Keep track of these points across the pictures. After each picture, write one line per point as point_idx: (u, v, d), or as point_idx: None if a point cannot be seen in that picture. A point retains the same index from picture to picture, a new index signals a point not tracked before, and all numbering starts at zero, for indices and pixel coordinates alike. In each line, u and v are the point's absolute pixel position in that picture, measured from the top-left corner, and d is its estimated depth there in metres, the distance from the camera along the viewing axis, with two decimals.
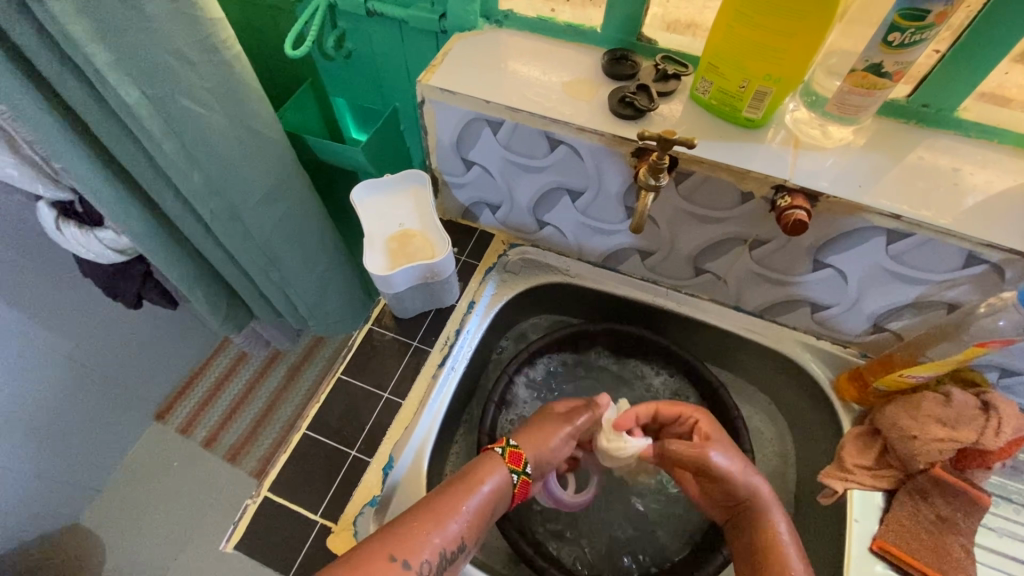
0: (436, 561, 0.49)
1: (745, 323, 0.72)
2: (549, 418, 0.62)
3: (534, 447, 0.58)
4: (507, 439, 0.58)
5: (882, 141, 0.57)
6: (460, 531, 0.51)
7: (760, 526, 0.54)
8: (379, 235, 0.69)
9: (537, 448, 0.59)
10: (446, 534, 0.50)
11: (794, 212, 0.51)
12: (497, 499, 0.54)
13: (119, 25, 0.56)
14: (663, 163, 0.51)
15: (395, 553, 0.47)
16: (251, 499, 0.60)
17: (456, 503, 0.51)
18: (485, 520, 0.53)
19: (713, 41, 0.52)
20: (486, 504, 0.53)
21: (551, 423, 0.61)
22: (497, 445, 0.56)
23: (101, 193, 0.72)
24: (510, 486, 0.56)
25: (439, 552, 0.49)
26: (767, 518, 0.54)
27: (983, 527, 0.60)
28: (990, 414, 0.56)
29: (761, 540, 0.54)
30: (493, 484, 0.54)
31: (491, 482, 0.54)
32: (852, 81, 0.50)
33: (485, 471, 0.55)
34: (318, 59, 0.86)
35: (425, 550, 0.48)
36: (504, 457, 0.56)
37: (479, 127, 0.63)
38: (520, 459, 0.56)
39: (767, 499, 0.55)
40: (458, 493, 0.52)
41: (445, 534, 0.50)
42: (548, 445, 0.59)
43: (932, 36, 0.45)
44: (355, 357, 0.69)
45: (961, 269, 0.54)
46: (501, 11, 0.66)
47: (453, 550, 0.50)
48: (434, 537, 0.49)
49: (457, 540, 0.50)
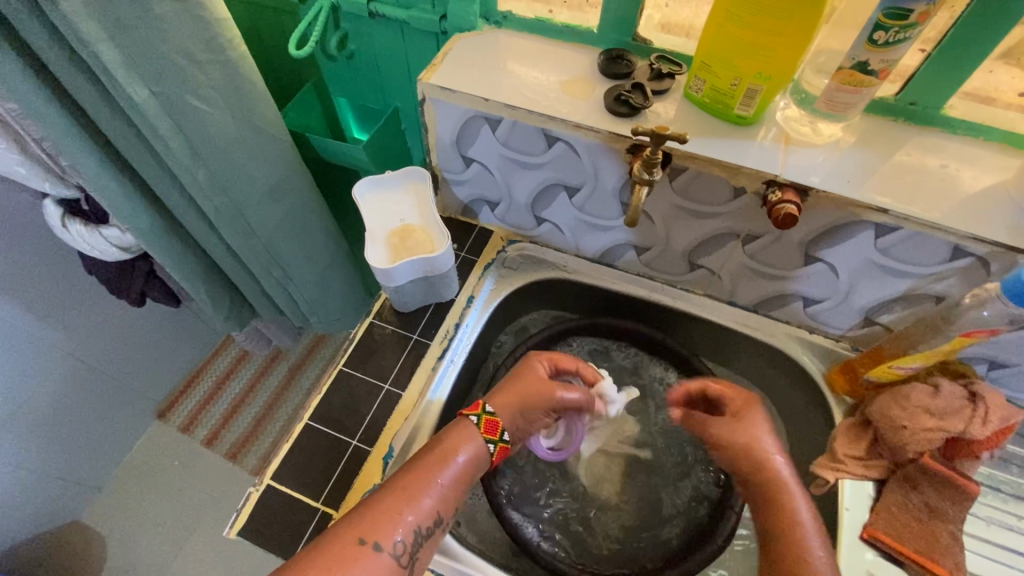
0: (411, 540, 0.49)
1: (740, 317, 0.73)
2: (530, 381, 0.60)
3: (512, 410, 0.57)
4: (482, 407, 0.56)
5: (870, 138, 0.58)
6: (434, 506, 0.51)
7: (783, 512, 0.51)
8: (380, 230, 0.71)
9: (518, 410, 0.58)
10: (419, 510, 0.50)
11: (784, 207, 0.53)
12: (473, 468, 0.54)
13: (129, 24, 0.57)
14: (657, 158, 0.52)
15: (365, 537, 0.47)
16: (254, 486, 0.61)
17: (428, 475, 0.51)
18: (462, 490, 0.54)
19: (706, 41, 0.54)
20: (462, 476, 0.53)
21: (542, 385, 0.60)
22: (473, 415, 0.55)
23: (108, 190, 0.74)
24: (484, 454, 0.55)
25: (413, 529, 0.49)
26: (788, 499, 0.51)
27: (971, 515, 0.61)
28: (978, 406, 0.57)
29: (783, 524, 0.50)
30: (468, 453, 0.54)
31: (465, 453, 0.54)
32: (839, 79, 0.51)
33: (457, 440, 0.54)
34: (320, 59, 0.88)
35: (398, 529, 0.48)
36: (479, 427, 0.55)
37: (479, 124, 0.65)
38: (495, 427, 0.56)
39: (788, 484, 0.52)
40: (432, 467, 0.52)
41: (418, 511, 0.50)
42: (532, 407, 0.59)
43: (915, 35, 0.46)
44: (357, 350, 0.70)
45: (946, 262, 0.55)
46: (501, 13, 0.68)
47: (428, 526, 0.50)
48: (407, 516, 0.49)
49: (432, 515, 0.50)
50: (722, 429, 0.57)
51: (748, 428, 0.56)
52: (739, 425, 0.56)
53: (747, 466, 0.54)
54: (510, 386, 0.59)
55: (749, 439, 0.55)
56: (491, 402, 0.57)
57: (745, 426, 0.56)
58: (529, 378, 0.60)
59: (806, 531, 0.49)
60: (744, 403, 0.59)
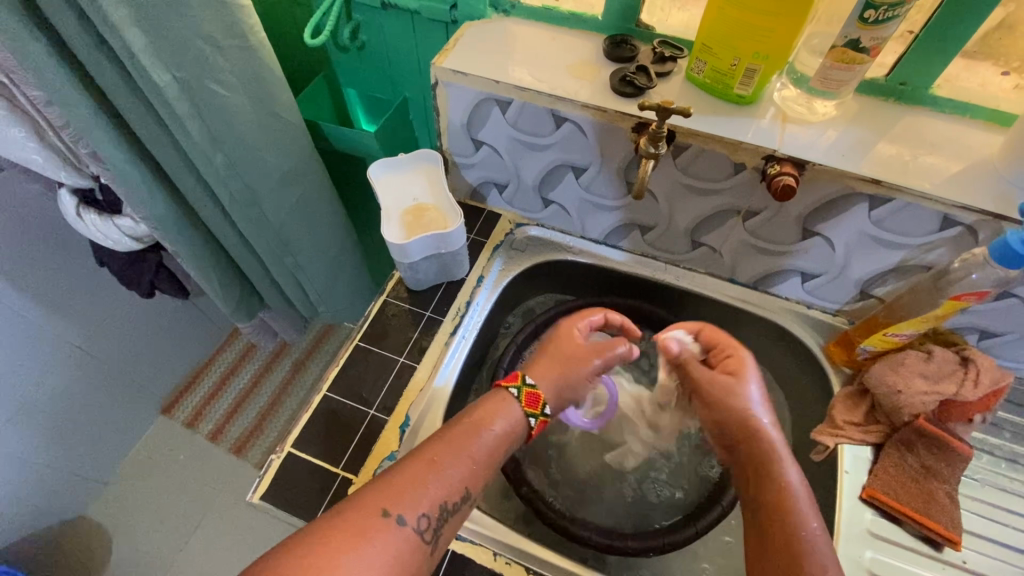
0: (436, 515, 0.47)
1: (740, 293, 0.76)
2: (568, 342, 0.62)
3: (547, 377, 0.58)
4: (521, 379, 0.57)
5: (862, 116, 0.61)
6: (461, 481, 0.49)
7: (770, 478, 0.51)
8: (395, 210, 0.74)
9: (552, 376, 0.58)
10: (446, 485, 0.48)
11: (783, 179, 0.56)
12: (506, 440, 0.53)
13: (155, 10, 0.60)
14: (663, 132, 0.55)
15: (389, 509, 0.45)
16: (276, 454, 0.63)
17: (460, 446, 0.50)
18: (494, 464, 0.52)
19: (707, 23, 0.57)
20: (494, 447, 0.52)
21: (576, 350, 0.61)
22: (513, 386, 0.55)
23: (127, 175, 0.76)
24: (524, 428, 0.55)
25: (438, 504, 0.47)
26: (779, 469, 0.51)
27: (966, 477, 0.64)
28: (969, 368, 0.60)
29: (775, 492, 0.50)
30: (503, 423, 0.53)
31: (500, 424, 0.53)
32: (833, 57, 0.54)
33: (493, 410, 0.54)
34: (332, 51, 0.91)
35: (422, 504, 0.46)
36: (520, 400, 0.55)
37: (489, 107, 0.68)
38: (536, 401, 0.56)
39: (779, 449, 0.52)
40: (465, 434, 0.51)
41: (444, 485, 0.48)
42: (568, 376, 0.59)
43: (903, 13, 0.49)
44: (372, 327, 0.73)
45: (937, 232, 0.58)
46: (509, 1, 0.71)
47: (455, 502, 0.48)
48: (434, 489, 0.47)
49: (459, 490, 0.48)
50: (715, 387, 0.58)
51: (739, 388, 0.57)
52: (733, 385, 0.57)
53: (739, 429, 0.55)
54: (545, 358, 0.61)
55: (739, 398, 0.56)
56: (530, 374, 0.58)
57: (739, 386, 0.57)
58: (565, 344, 0.61)
59: (799, 504, 0.49)
60: (736, 361, 0.59)
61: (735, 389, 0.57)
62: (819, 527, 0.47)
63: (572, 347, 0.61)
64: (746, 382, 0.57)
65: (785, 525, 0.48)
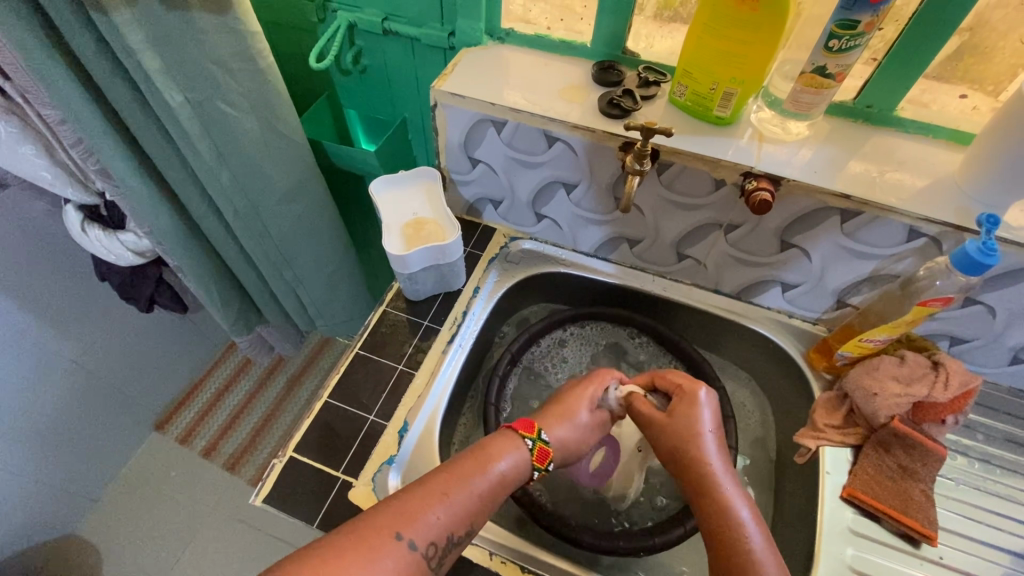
0: (442, 543, 0.48)
1: (723, 303, 0.80)
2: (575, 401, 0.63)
3: (559, 430, 0.59)
4: (537, 432, 0.57)
5: (833, 136, 0.66)
6: (468, 514, 0.50)
7: (719, 510, 0.52)
8: (396, 223, 0.77)
9: (565, 431, 0.59)
10: (454, 516, 0.49)
11: (759, 193, 0.60)
12: (511, 481, 0.54)
13: (171, 37, 0.64)
14: (647, 150, 0.59)
15: (401, 531, 0.46)
16: (277, 458, 0.65)
17: (468, 480, 0.51)
18: (496, 500, 0.53)
19: (687, 51, 0.62)
20: (499, 486, 0.53)
21: (576, 408, 0.62)
22: (529, 438, 0.55)
23: (136, 192, 0.78)
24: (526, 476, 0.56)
25: (445, 533, 0.48)
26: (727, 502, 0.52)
27: (942, 477, 0.67)
28: (940, 371, 0.64)
29: (723, 526, 0.51)
30: (509, 463, 0.54)
31: (507, 462, 0.54)
32: (803, 82, 0.59)
33: (501, 450, 0.54)
34: (335, 74, 0.95)
35: (430, 530, 0.47)
36: (532, 453, 0.56)
37: (485, 127, 0.72)
38: (545, 458, 0.56)
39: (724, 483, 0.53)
40: (473, 468, 0.52)
41: (452, 514, 0.49)
42: (571, 430, 0.60)
43: (864, 43, 0.54)
44: (371, 336, 0.75)
45: (905, 243, 0.62)
46: (504, 30, 0.76)
47: (460, 534, 0.49)
48: (442, 518, 0.48)
49: (466, 523, 0.50)
50: (664, 423, 0.59)
51: (682, 423, 0.58)
52: (680, 419, 0.58)
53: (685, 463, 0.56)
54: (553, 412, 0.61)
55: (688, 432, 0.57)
56: (548, 432, 0.58)
57: (684, 420, 0.58)
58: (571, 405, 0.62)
59: (746, 536, 0.50)
60: (687, 397, 0.60)
61: (684, 426, 0.57)
62: (767, 554, 0.49)
63: (576, 408, 0.62)
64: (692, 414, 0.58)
65: (735, 557, 0.49)
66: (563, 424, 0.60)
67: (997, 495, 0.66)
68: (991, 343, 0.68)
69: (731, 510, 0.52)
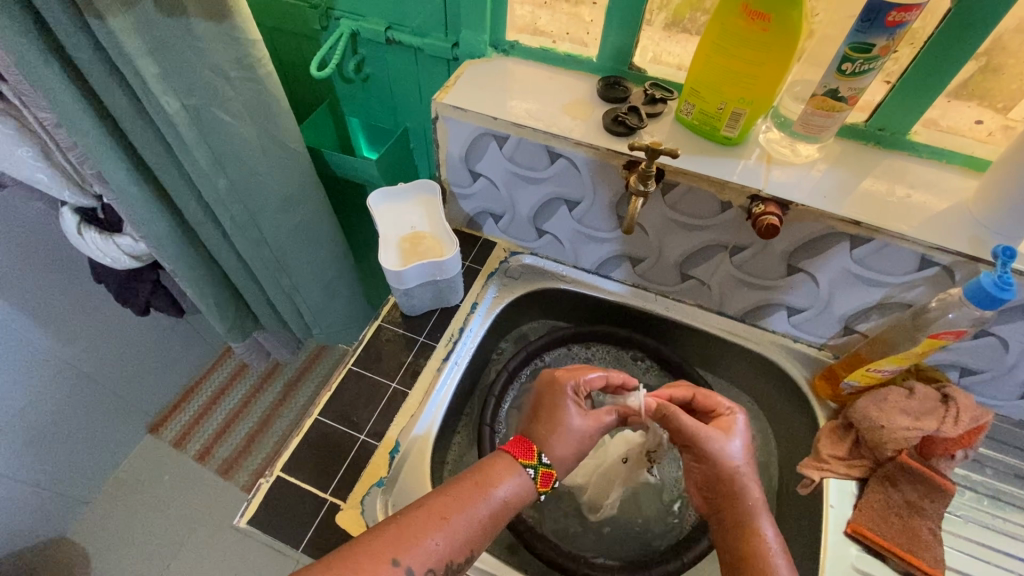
0: (441, 569, 0.46)
1: (727, 325, 0.78)
2: (553, 393, 0.57)
3: (558, 445, 0.54)
4: (538, 458, 0.53)
5: (843, 159, 0.64)
6: (467, 540, 0.48)
7: (748, 528, 0.52)
8: (393, 237, 0.76)
9: (563, 441, 0.54)
10: (452, 543, 0.47)
11: (767, 218, 0.58)
12: (513, 507, 0.51)
13: (168, 42, 0.63)
14: (652, 170, 0.57)
15: (398, 557, 0.45)
16: (265, 478, 0.63)
17: (467, 505, 0.48)
18: (497, 526, 0.50)
19: (695, 69, 0.60)
20: (501, 511, 0.50)
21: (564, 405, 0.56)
22: (531, 470, 0.51)
23: (132, 198, 0.76)
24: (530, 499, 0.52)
25: (444, 560, 0.46)
26: (755, 524, 0.52)
27: (951, 514, 0.65)
28: (949, 405, 0.62)
29: (748, 545, 0.51)
30: (510, 489, 0.51)
31: (507, 487, 0.51)
32: (814, 104, 0.57)
33: (502, 473, 0.51)
34: (338, 81, 0.94)
35: (428, 557, 0.46)
36: (536, 480, 0.52)
37: (487, 141, 0.70)
38: (549, 482, 0.52)
39: (755, 504, 0.53)
40: (471, 492, 0.49)
41: (451, 540, 0.47)
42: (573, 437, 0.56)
43: (879, 66, 0.52)
44: (366, 351, 0.74)
45: (916, 271, 0.60)
46: (508, 42, 0.75)
47: (459, 561, 0.48)
48: (441, 545, 0.46)
49: (464, 549, 0.48)
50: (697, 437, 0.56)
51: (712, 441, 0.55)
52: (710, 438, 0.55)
53: (717, 484, 0.55)
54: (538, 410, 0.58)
55: (713, 451, 0.55)
56: (548, 453, 0.53)
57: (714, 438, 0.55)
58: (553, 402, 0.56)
59: (771, 557, 0.50)
60: (727, 420, 0.58)
61: (717, 446, 0.55)
62: None
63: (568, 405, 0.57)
64: (718, 437, 0.55)
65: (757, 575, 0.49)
66: (558, 432, 0.54)
67: (1006, 534, 0.64)
68: (1002, 375, 0.66)
69: (759, 530, 0.52)
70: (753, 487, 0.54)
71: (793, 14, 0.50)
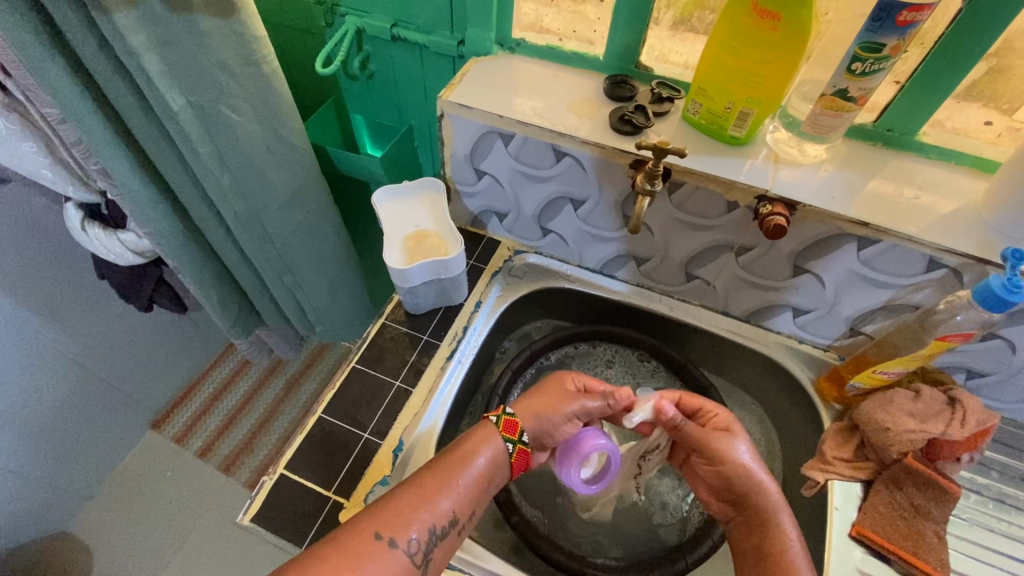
0: (427, 540, 0.47)
1: (732, 326, 0.78)
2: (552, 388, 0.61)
3: None
4: (503, 407, 0.56)
5: (851, 159, 0.64)
6: (451, 507, 0.49)
7: (768, 527, 0.52)
8: (398, 235, 0.76)
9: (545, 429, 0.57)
10: (436, 512, 0.48)
11: (774, 218, 0.58)
12: (490, 475, 0.53)
13: (173, 38, 0.63)
14: (658, 169, 0.57)
15: (382, 531, 0.45)
16: (268, 475, 0.63)
17: (448, 476, 0.50)
18: (480, 496, 0.52)
19: (703, 68, 0.60)
20: (480, 480, 0.52)
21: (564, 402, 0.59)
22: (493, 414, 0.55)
23: (136, 194, 0.76)
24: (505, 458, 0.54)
25: (430, 529, 0.47)
26: (776, 522, 0.52)
27: (956, 517, 0.64)
28: (956, 408, 0.62)
29: (768, 544, 0.51)
30: (487, 457, 0.53)
31: (484, 455, 0.53)
32: (822, 104, 0.57)
33: (477, 443, 0.53)
34: (342, 78, 0.94)
35: (413, 526, 0.46)
36: (498, 425, 0.55)
37: (492, 139, 0.70)
38: (514, 429, 0.55)
39: (775, 502, 0.53)
40: (450, 464, 0.51)
41: (435, 510, 0.48)
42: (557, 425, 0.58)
43: (888, 67, 0.52)
44: (370, 348, 0.74)
45: (924, 273, 0.60)
46: (514, 39, 0.74)
47: (445, 528, 0.48)
48: (425, 514, 0.47)
49: (448, 516, 0.49)
50: (705, 441, 0.57)
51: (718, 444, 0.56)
52: (716, 442, 0.56)
53: (731, 488, 0.55)
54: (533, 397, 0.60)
55: (721, 453, 0.56)
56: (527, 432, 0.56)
57: (720, 440, 0.56)
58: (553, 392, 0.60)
59: (793, 553, 0.50)
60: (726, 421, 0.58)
61: (723, 449, 0.56)
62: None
63: (562, 404, 0.59)
64: (727, 437, 0.56)
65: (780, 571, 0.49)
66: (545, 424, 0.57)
67: (1012, 538, 0.63)
68: (1009, 378, 0.66)
69: (780, 528, 0.52)
70: (771, 485, 0.54)
71: (802, 14, 0.50)
